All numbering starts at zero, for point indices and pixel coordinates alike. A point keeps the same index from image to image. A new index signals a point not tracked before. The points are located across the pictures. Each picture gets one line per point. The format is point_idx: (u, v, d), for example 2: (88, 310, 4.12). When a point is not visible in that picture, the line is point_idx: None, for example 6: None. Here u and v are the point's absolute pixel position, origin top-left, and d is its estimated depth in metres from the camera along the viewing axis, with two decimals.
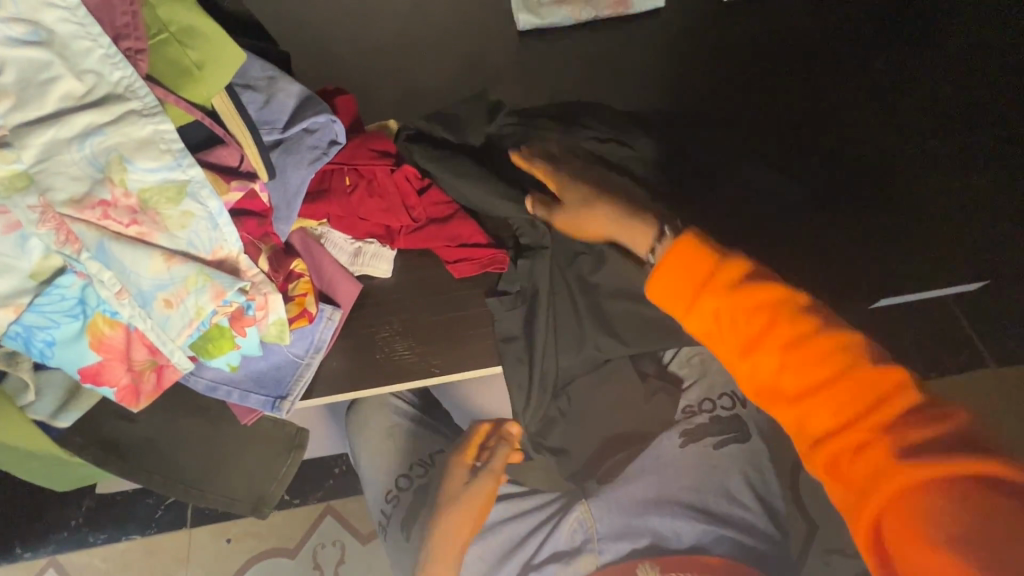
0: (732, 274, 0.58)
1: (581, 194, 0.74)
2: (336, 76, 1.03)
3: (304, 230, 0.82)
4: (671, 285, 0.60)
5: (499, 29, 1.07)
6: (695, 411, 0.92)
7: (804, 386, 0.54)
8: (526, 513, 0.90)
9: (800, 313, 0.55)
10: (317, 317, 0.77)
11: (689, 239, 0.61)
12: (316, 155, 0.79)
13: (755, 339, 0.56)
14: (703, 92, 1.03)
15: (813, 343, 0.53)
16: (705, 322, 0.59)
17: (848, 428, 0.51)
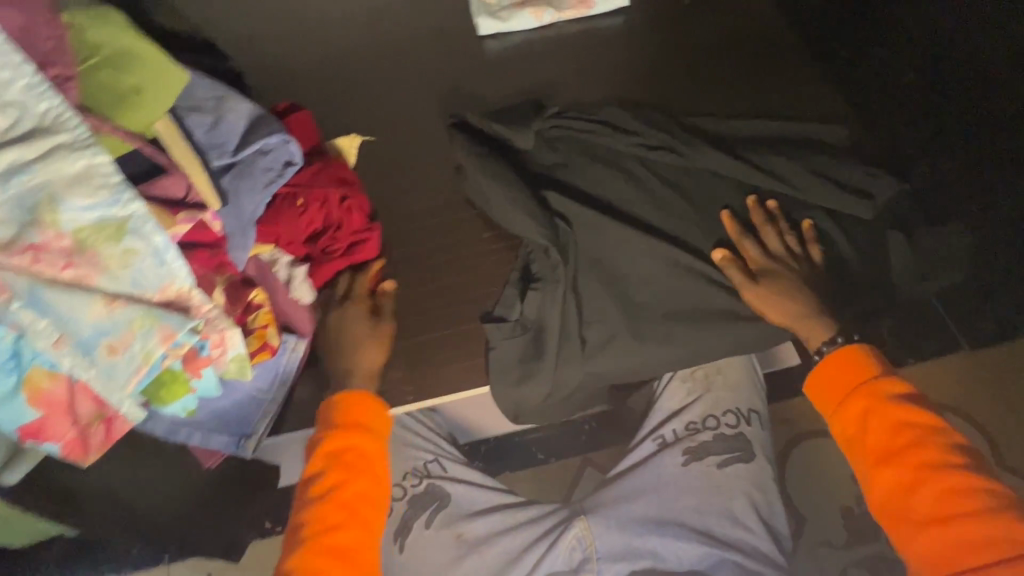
0: (889, 387, 0.61)
1: (787, 281, 0.73)
2: (292, 88, 0.99)
3: (259, 256, 0.78)
4: (826, 384, 0.65)
5: (462, 35, 1.04)
6: (698, 428, 0.81)
7: (932, 512, 0.55)
8: (523, 525, 0.77)
9: (937, 437, 0.58)
10: (280, 349, 0.75)
11: (860, 350, 0.65)
12: (270, 177, 0.77)
13: (889, 451, 0.59)
14: (682, 86, 0.99)
15: (955, 472, 0.55)
16: (849, 423, 0.62)
17: (960, 557, 0.53)
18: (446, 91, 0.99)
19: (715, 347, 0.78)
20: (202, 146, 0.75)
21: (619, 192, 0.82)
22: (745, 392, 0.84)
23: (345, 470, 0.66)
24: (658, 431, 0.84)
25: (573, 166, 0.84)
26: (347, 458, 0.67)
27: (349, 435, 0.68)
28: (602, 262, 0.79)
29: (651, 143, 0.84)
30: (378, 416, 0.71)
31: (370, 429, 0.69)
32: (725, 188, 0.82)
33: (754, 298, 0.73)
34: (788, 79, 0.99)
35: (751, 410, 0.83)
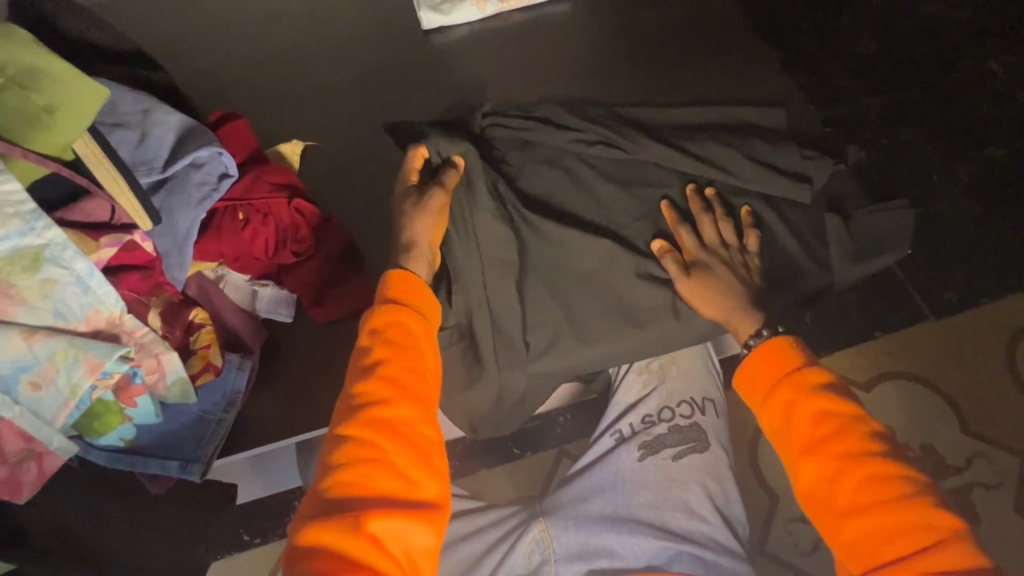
0: (813, 379, 0.63)
1: (718, 275, 0.73)
2: (229, 95, 0.96)
3: (200, 273, 0.76)
4: (756, 374, 0.66)
5: (404, 32, 1.01)
6: (654, 421, 0.87)
7: (853, 501, 0.58)
8: (482, 530, 0.83)
9: (858, 425, 0.60)
10: (224, 369, 0.73)
11: (787, 342, 0.66)
12: (206, 192, 0.73)
13: (813, 443, 0.61)
14: (628, 75, 0.97)
15: (874, 461, 0.58)
16: (777, 414, 0.64)
17: (876, 542, 0.56)
18: (389, 91, 0.97)
19: (666, 337, 0.78)
20: (128, 163, 0.72)
21: (563, 188, 0.81)
22: (698, 383, 0.91)
23: (392, 346, 0.59)
24: (616, 425, 0.90)
25: (514, 162, 0.83)
26: (392, 335, 0.60)
27: (396, 312, 0.61)
28: (548, 260, 0.78)
29: (591, 137, 0.83)
30: (420, 297, 0.64)
31: (416, 309, 0.63)
32: (667, 178, 0.82)
33: (688, 291, 0.74)
34: (734, 61, 0.98)
35: (705, 400, 0.90)
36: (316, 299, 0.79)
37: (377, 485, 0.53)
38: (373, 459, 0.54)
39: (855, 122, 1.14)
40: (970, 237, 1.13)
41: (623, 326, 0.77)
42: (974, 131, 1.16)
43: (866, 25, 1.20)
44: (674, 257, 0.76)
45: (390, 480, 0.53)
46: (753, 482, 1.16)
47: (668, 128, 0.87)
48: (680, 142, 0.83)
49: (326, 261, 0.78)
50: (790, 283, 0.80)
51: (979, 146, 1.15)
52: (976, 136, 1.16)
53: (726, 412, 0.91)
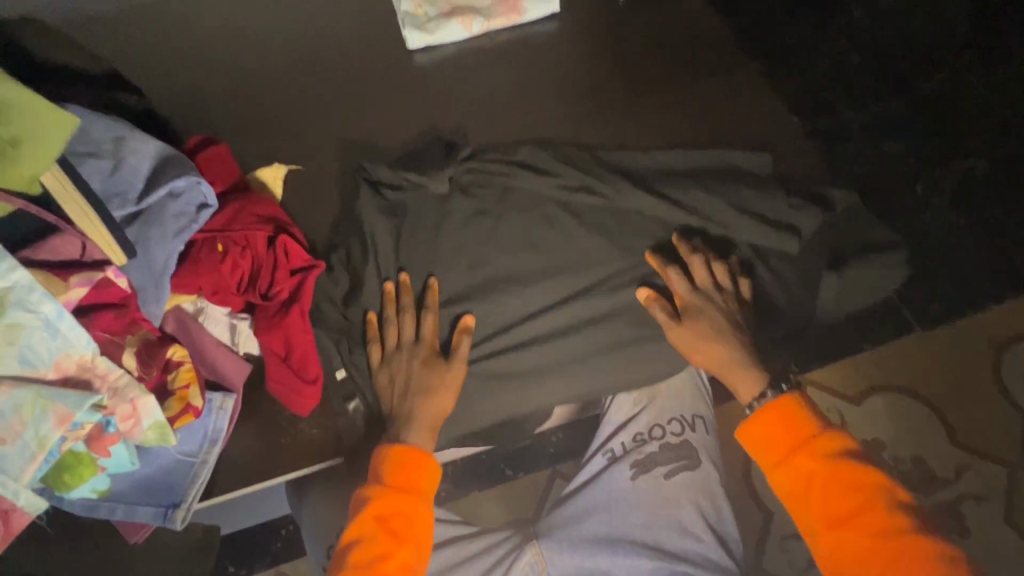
0: (830, 445, 0.65)
1: (708, 323, 0.75)
2: (211, 116, 0.93)
3: (179, 307, 0.73)
4: (770, 439, 0.68)
5: (390, 50, 0.99)
6: (645, 439, 0.86)
7: (879, 572, 0.59)
8: (474, 558, 0.81)
9: (876, 486, 0.62)
10: (206, 409, 0.69)
11: (801, 406, 0.68)
12: (183, 223, 0.71)
13: (836, 512, 0.63)
14: (617, 94, 0.96)
15: (896, 538, 0.60)
16: (794, 480, 0.66)
17: None
18: (373, 111, 0.95)
19: None
20: (99, 195, 0.69)
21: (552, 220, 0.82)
22: (689, 399, 0.88)
23: (390, 530, 0.65)
24: (608, 445, 0.88)
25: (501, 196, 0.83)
26: (393, 522, 0.65)
27: (398, 497, 0.66)
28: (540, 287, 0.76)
29: (576, 175, 0.83)
30: (422, 480, 0.68)
31: (415, 493, 0.68)
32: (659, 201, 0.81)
33: (678, 339, 0.76)
34: (722, 81, 0.98)
35: (695, 416, 0.88)
36: (281, 360, 0.74)
37: None
38: None
39: (841, 136, 1.15)
40: (957, 252, 1.14)
41: None
42: (956, 147, 1.17)
43: (850, 39, 1.21)
44: (663, 306, 0.77)
45: None
46: (748, 500, 1.15)
47: (651, 172, 0.87)
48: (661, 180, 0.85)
49: (301, 325, 0.73)
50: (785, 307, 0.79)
51: (959, 159, 1.17)
52: (958, 152, 1.17)
53: (717, 427, 0.90)
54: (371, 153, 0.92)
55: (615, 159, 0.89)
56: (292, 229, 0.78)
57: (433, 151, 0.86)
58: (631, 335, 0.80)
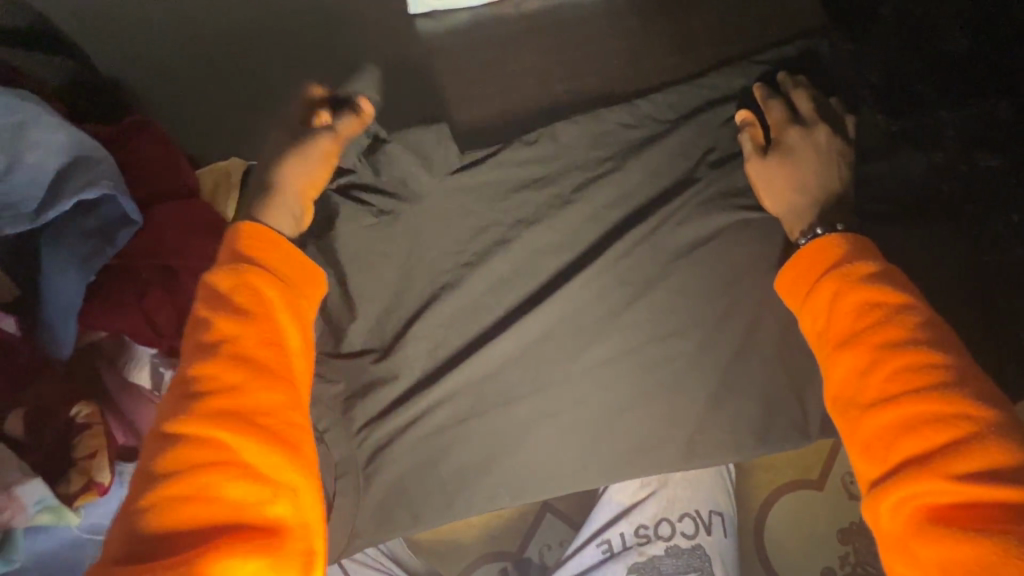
0: (862, 269, 0.48)
1: (797, 166, 0.62)
2: (153, 86, 0.74)
3: (93, 344, 0.59)
4: (795, 277, 0.52)
5: (382, 14, 0.77)
6: (649, 537, 0.73)
7: (886, 396, 0.42)
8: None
9: (911, 318, 0.44)
10: (117, 483, 0.56)
11: (832, 240, 0.51)
12: (94, 246, 0.57)
13: (847, 333, 0.46)
14: (681, 92, 0.71)
15: (929, 388, 0.40)
16: (816, 314, 0.49)
17: (912, 448, 0.40)
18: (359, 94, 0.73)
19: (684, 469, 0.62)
20: None
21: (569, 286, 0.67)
22: (706, 491, 0.76)
23: (241, 428, 0.41)
24: (604, 534, 0.74)
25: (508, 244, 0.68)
26: (227, 376, 0.42)
27: (247, 269, 0.47)
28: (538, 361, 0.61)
29: (599, 230, 0.69)
30: (286, 330, 0.47)
31: (281, 356, 0.45)
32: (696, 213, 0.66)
33: (754, 168, 0.63)
34: (833, 80, 0.70)
35: (712, 515, 0.75)
36: None
37: (216, 516, 0.38)
38: (199, 492, 0.38)
39: None
40: None
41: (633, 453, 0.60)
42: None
43: None
44: (753, 134, 0.65)
45: (223, 507, 0.38)
46: None
47: (705, 209, 0.67)
48: (709, 239, 0.67)
49: None
50: None
51: None
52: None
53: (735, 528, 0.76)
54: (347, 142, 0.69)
55: (664, 194, 0.68)
56: None
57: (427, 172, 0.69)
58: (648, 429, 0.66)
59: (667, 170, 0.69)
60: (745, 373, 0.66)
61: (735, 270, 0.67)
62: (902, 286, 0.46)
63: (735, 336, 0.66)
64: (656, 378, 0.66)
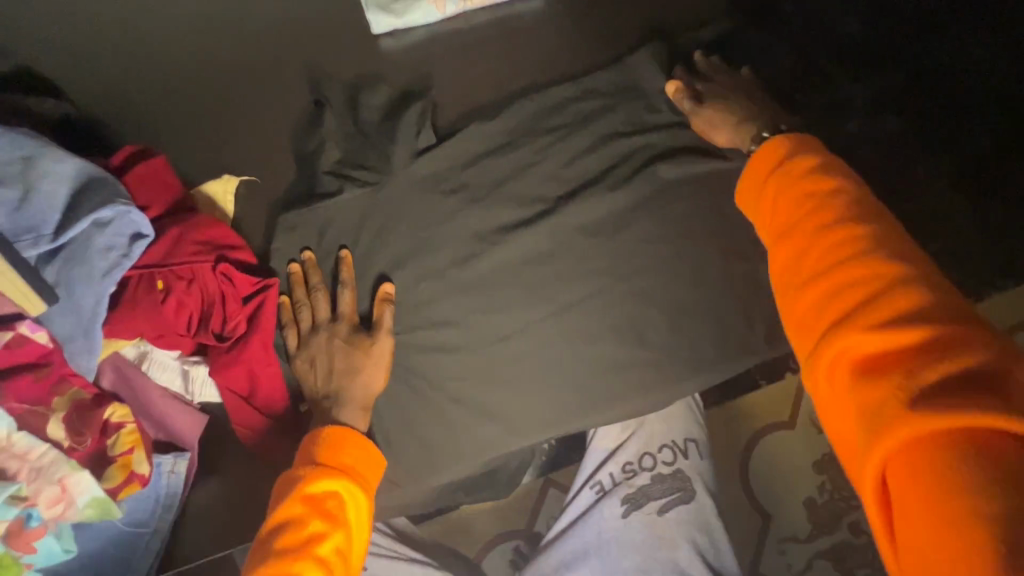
0: (800, 167, 0.53)
1: (735, 108, 0.72)
2: (145, 120, 0.80)
3: (118, 353, 0.64)
4: (748, 186, 0.57)
5: (349, 37, 0.85)
6: (635, 470, 0.82)
7: (818, 270, 0.46)
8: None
9: (841, 202, 0.48)
10: (153, 474, 0.61)
11: (776, 143, 0.56)
12: (113, 260, 0.61)
13: (790, 226, 0.50)
14: (622, 79, 0.82)
15: (854, 258, 0.44)
16: (766, 214, 0.54)
17: (839, 313, 0.44)
18: (331, 99, 0.81)
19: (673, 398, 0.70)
20: (9, 231, 0.58)
21: (540, 240, 0.75)
22: (679, 422, 0.85)
23: (330, 526, 0.51)
24: (596, 477, 0.85)
25: (482, 212, 0.75)
26: (314, 523, 0.50)
27: (329, 476, 0.54)
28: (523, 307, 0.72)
29: (561, 189, 0.78)
30: (357, 510, 0.54)
31: (352, 474, 0.56)
32: (643, 171, 0.77)
33: (699, 121, 0.74)
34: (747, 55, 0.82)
35: (688, 441, 0.84)
36: (245, 399, 0.66)
37: None
38: None
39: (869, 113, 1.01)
40: None
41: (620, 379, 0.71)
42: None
43: None
44: (696, 90, 0.76)
45: None
46: (744, 501, 1.14)
47: (659, 171, 0.77)
48: (658, 187, 0.77)
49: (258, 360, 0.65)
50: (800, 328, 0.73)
51: None
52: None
53: (711, 450, 0.86)
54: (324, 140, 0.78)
55: (613, 154, 0.79)
56: (244, 255, 0.68)
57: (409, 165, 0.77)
58: (628, 357, 0.72)
59: (621, 142, 0.79)
60: (710, 301, 0.74)
61: (691, 219, 0.76)
62: (836, 177, 0.50)
63: (703, 274, 0.74)
64: (631, 316, 0.73)
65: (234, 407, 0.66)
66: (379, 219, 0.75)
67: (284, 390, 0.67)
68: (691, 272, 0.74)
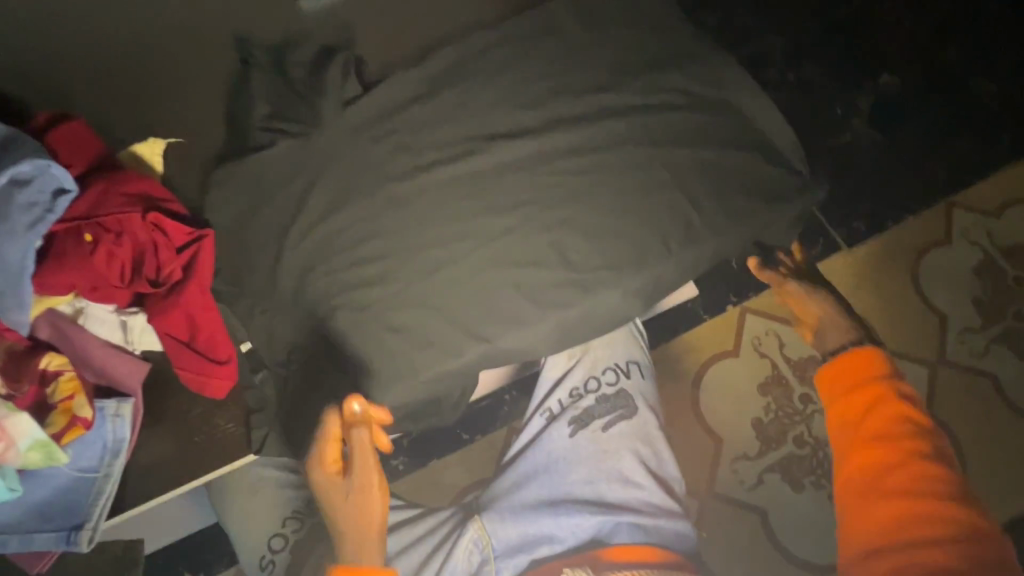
0: (892, 386, 0.65)
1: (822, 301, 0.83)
2: (61, 93, 0.80)
3: (53, 310, 0.64)
4: (837, 373, 0.68)
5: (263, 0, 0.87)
6: (580, 394, 0.79)
7: (893, 485, 0.59)
8: (412, 545, 0.72)
9: (927, 442, 0.60)
10: (98, 419, 0.62)
11: (876, 354, 0.68)
12: (37, 215, 0.60)
13: (874, 434, 0.62)
14: (533, 22, 0.86)
15: (929, 494, 0.57)
16: (848, 407, 0.66)
17: (901, 518, 0.57)
18: (248, 59, 0.82)
19: (598, 312, 0.74)
20: None
21: (467, 175, 0.77)
22: (621, 344, 0.83)
23: None
24: (545, 404, 0.81)
25: (405, 153, 0.78)
26: None
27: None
28: (450, 237, 0.74)
29: (481, 126, 0.80)
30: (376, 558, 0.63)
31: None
32: (556, 106, 0.81)
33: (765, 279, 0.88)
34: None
35: (630, 363, 0.82)
36: (185, 345, 0.67)
37: None
38: None
39: (781, 46, 1.06)
40: (925, 135, 1.03)
41: (547, 298, 0.73)
42: (925, 82, 1.05)
43: None
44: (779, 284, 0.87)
45: None
46: (692, 426, 1.08)
47: (570, 105, 0.81)
48: (573, 119, 0.81)
49: (197, 303, 0.66)
50: (715, 236, 0.77)
51: (922, 44, 1.06)
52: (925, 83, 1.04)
53: (654, 372, 0.84)
54: (248, 100, 0.79)
55: (532, 92, 0.82)
56: (173, 207, 0.69)
57: (328, 113, 0.78)
58: (559, 275, 0.74)
59: (534, 80, 0.82)
60: (633, 218, 0.76)
61: (607, 144, 0.79)
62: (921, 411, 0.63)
63: (622, 194, 0.77)
64: (557, 239, 0.75)
65: (175, 353, 0.67)
66: (303, 168, 0.76)
67: (227, 335, 0.69)
68: (612, 193, 0.77)
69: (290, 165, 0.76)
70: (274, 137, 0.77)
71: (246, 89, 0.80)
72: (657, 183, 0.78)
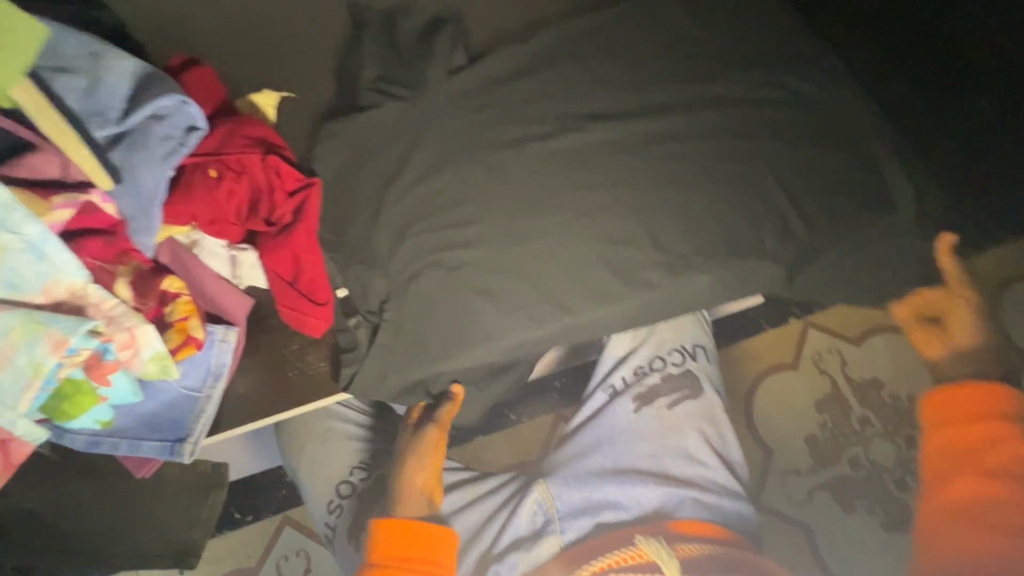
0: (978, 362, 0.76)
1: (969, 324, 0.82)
2: (183, 40, 0.85)
3: (172, 239, 0.67)
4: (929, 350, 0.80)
5: None
6: (645, 372, 0.79)
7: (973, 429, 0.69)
8: (480, 499, 0.73)
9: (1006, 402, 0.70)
10: (207, 342, 0.66)
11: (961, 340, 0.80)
12: (171, 147, 0.62)
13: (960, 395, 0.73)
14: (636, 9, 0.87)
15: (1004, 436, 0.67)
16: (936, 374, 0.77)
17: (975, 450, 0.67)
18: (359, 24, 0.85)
19: (680, 299, 0.75)
20: (78, 114, 0.59)
21: (561, 152, 0.79)
22: (689, 328, 0.84)
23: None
24: (608, 380, 0.81)
25: (502, 126, 0.80)
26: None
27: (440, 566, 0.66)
28: (540, 210, 0.76)
29: (578, 104, 0.81)
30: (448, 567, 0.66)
31: None
32: (654, 91, 0.82)
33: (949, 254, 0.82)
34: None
35: (696, 346, 0.83)
36: (287, 284, 0.71)
37: None
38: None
39: None
40: None
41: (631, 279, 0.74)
42: None
43: None
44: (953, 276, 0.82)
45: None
46: None
47: (668, 91, 0.82)
48: (669, 106, 0.81)
49: (302, 246, 0.70)
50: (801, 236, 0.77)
51: None
52: None
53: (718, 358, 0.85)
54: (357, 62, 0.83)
55: (633, 77, 0.83)
56: (286, 153, 0.72)
57: (433, 81, 0.81)
58: (646, 257, 0.74)
59: (634, 65, 0.83)
60: (724, 209, 0.76)
61: (703, 133, 0.79)
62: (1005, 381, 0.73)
63: (715, 184, 0.77)
64: (647, 222, 0.76)
65: (278, 290, 0.71)
66: (405, 130, 0.79)
67: (327, 279, 0.72)
68: (704, 182, 0.77)
69: (393, 127, 0.79)
70: (380, 100, 0.80)
71: (356, 51, 0.84)
72: (749, 177, 0.78)
